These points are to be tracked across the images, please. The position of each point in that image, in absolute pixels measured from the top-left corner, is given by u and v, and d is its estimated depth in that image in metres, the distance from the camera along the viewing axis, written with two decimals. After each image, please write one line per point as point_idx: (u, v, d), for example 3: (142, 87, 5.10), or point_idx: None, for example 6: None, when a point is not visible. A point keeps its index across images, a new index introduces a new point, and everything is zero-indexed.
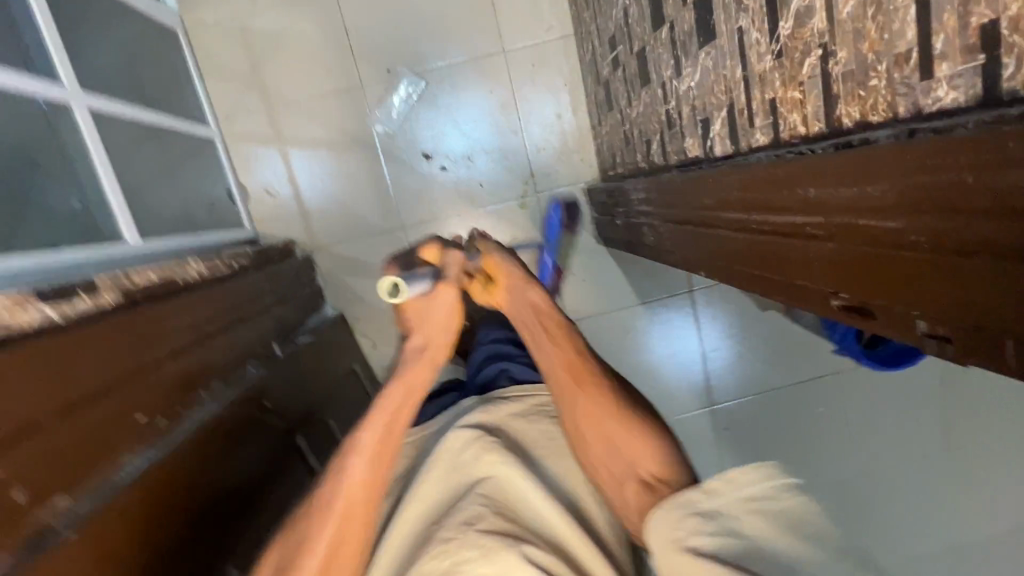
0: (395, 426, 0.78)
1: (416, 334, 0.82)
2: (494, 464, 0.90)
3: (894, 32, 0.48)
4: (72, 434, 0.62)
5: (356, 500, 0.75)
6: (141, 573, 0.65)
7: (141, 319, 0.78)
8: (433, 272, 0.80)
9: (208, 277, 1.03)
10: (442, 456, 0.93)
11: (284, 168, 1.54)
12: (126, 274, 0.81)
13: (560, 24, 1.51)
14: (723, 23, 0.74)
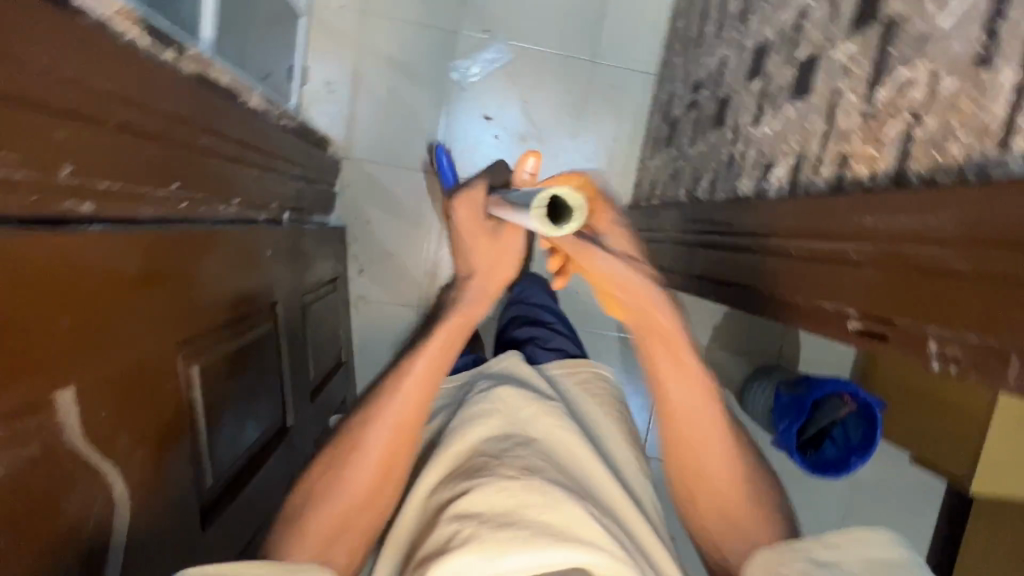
0: (445, 360, 0.76)
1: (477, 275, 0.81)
2: (555, 428, 0.74)
3: (985, 109, 0.57)
4: (136, 154, 0.60)
5: (413, 419, 0.72)
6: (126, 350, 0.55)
7: (209, 105, 0.77)
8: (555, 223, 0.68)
9: (262, 113, 1.01)
10: (498, 405, 0.75)
11: (352, 70, 1.55)
12: (207, 60, 0.79)
13: (649, 61, 1.64)
14: (822, 83, 0.84)
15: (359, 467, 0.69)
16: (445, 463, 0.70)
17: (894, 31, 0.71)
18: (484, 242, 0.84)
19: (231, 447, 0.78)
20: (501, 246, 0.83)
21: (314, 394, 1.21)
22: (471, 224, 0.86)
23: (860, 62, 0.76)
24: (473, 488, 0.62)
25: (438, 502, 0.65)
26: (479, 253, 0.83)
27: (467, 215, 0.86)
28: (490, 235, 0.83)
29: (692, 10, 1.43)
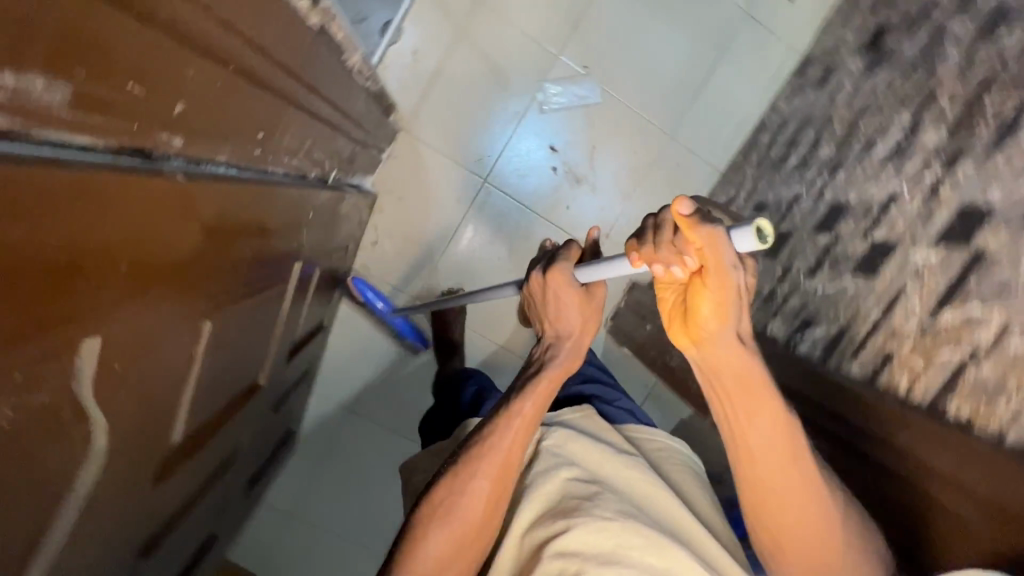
0: (545, 400, 0.84)
1: (569, 316, 0.89)
2: (621, 469, 0.84)
3: None
4: (239, 100, 0.56)
5: (511, 463, 0.79)
6: (162, 302, 0.51)
7: (315, 59, 0.73)
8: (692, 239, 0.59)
9: (356, 73, 0.97)
10: (564, 445, 0.86)
11: (444, 48, 1.50)
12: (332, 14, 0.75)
13: (722, 156, 1.66)
14: (890, 273, 0.87)
15: (463, 507, 0.76)
16: (542, 490, 0.81)
17: (980, 266, 0.73)
18: (577, 306, 0.89)
19: (207, 406, 0.74)
20: (590, 313, 0.90)
21: (290, 356, 1.16)
22: (561, 289, 0.88)
23: (936, 276, 0.79)
24: (567, 530, 0.72)
25: (536, 539, 0.75)
26: (572, 319, 0.89)
27: (560, 282, 0.87)
28: (586, 299, 0.89)
29: (780, 133, 1.46)
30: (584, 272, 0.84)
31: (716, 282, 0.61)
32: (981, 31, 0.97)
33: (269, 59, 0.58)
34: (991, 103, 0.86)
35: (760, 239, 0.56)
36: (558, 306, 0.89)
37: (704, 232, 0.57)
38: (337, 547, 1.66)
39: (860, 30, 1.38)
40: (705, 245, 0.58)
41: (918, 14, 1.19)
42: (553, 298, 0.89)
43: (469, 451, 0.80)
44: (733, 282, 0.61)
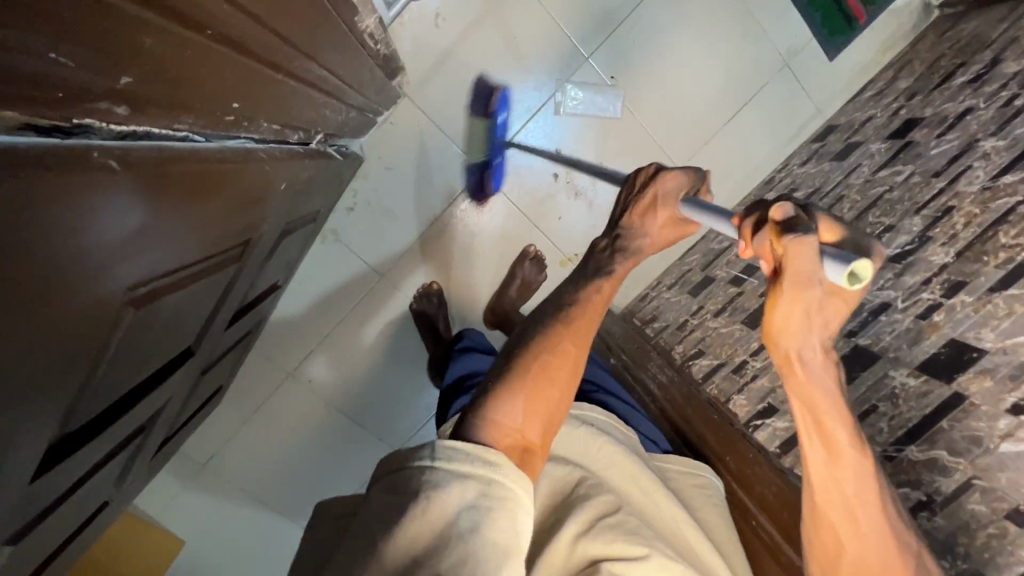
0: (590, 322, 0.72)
1: (653, 220, 0.77)
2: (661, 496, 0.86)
3: (995, 559, 0.63)
4: (204, 65, 0.46)
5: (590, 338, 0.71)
6: (77, 299, 0.42)
7: (308, 20, 0.62)
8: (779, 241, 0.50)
9: (362, 35, 0.86)
10: (612, 462, 0.87)
11: (467, 18, 1.36)
12: None
13: (723, 201, 1.62)
14: (865, 386, 0.86)
15: (554, 383, 0.67)
16: (597, 507, 0.78)
17: (957, 409, 0.73)
18: (665, 215, 0.76)
19: (119, 388, 0.65)
20: (669, 237, 0.78)
21: (232, 320, 1.06)
22: (663, 199, 0.76)
23: (909, 405, 0.78)
24: (633, 556, 0.73)
25: (589, 552, 0.73)
26: (650, 236, 0.78)
27: (666, 190, 0.75)
28: (678, 224, 0.77)
29: (788, 197, 1.43)
30: (685, 205, 0.73)
31: (788, 290, 0.53)
32: (1011, 157, 0.95)
33: (249, 13, 0.48)
34: (1005, 239, 0.84)
35: (853, 277, 0.48)
36: (645, 216, 0.77)
37: (790, 240, 0.49)
38: (249, 509, 1.60)
39: (891, 113, 1.35)
40: (787, 254, 0.50)
41: (954, 116, 1.16)
42: (648, 203, 0.77)
43: (561, 316, 0.71)
44: (811, 296, 0.54)
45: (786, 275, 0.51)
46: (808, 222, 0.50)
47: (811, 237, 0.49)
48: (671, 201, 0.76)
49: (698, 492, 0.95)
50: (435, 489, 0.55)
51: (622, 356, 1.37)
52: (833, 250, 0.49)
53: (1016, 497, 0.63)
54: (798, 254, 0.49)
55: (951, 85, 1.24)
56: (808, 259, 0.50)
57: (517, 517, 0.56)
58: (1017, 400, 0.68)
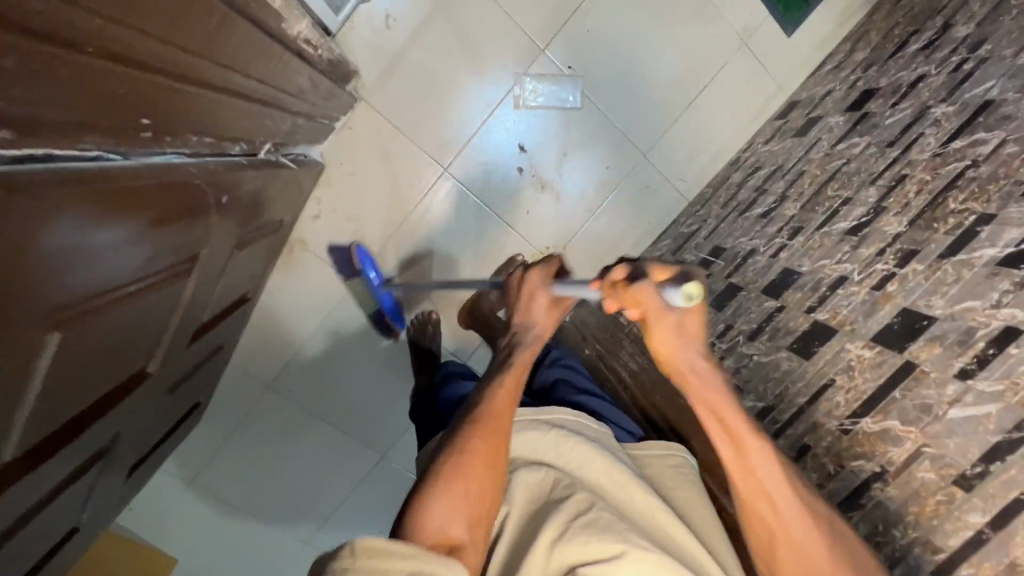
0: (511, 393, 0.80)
1: (539, 314, 0.86)
2: (637, 490, 0.82)
3: (943, 527, 0.64)
4: (84, 86, 0.44)
5: (505, 423, 0.77)
6: None
7: (224, 32, 0.62)
8: (636, 286, 0.61)
9: (295, 41, 0.85)
10: (575, 461, 0.84)
11: (419, 17, 1.35)
12: None
13: (691, 185, 1.62)
14: (823, 360, 0.86)
15: (475, 448, 0.75)
16: (562, 509, 0.75)
17: (909, 377, 0.73)
18: (545, 306, 0.85)
19: (59, 413, 0.65)
20: (556, 318, 0.87)
21: (194, 338, 1.06)
22: (536, 290, 0.85)
23: (865, 376, 0.78)
24: (610, 558, 0.71)
25: (565, 561, 0.72)
26: (540, 319, 0.86)
27: (536, 280, 0.85)
28: (558, 304, 0.86)
29: (752, 175, 1.43)
30: (557, 287, 0.82)
31: (660, 326, 0.63)
32: (961, 124, 0.95)
33: (131, 26, 0.46)
34: (954, 204, 0.85)
35: (686, 297, 0.57)
36: (528, 305, 0.86)
37: (636, 288, 0.61)
38: (237, 523, 1.59)
39: (849, 86, 1.35)
40: (634, 296, 0.61)
41: (907, 84, 1.16)
42: (525, 297, 0.86)
43: (467, 412, 0.78)
44: (670, 321, 0.63)
45: (658, 310, 0.61)
46: (641, 269, 0.63)
47: (645, 280, 0.61)
48: (542, 288, 0.85)
49: (673, 473, 0.91)
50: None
51: (596, 346, 1.33)
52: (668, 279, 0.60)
53: (963, 462, 0.63)
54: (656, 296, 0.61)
55: (905, 53, 1.24)
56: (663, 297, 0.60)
57: None
58: (964, 365, 0.68)
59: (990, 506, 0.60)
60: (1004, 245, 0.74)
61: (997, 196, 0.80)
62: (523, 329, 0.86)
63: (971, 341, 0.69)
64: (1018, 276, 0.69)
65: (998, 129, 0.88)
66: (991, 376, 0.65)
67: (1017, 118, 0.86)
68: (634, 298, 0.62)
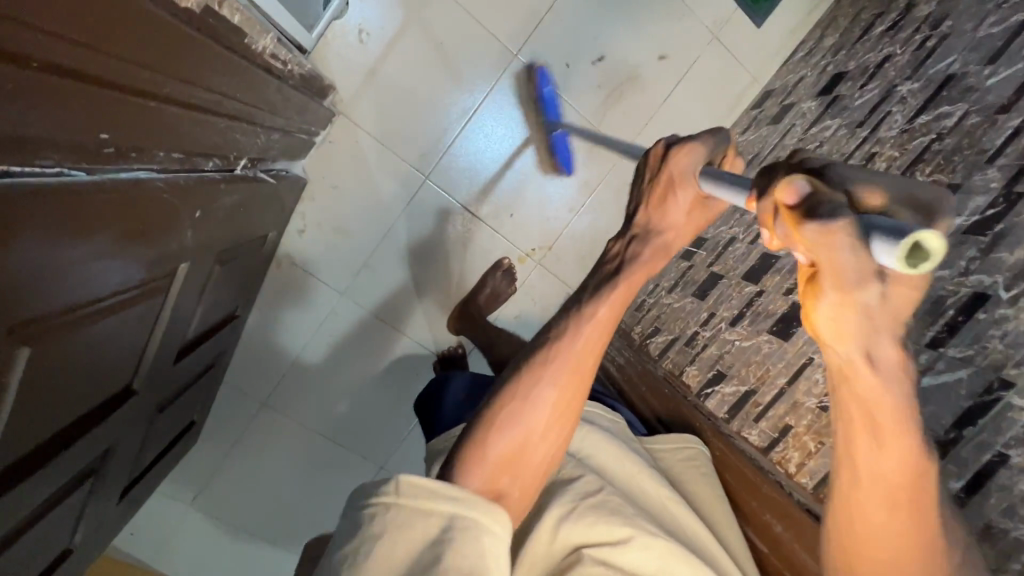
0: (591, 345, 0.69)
1: (674, 215, 0.71)
2: (644, 479, 0.83)
3: None
4: (47, 103, 0.46)
5: (580, 384, 0.69)
6: None
7: (190, 52, 0.64)
8: (815, 225, 0.42)
9: (261, 56, 0.87)
10: (588, 448, 0.84)
11: (393, 30, 1.38)
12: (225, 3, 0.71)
13: None
14: (801, 339, 0.86)
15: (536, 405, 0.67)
16: (571, 489, 0.75)
17: None
18: (687, 204, 0.71)
19: (38, 431, 0.66)
20: (698, 221, 0.72)
21: (180, 355, 1.07)
22: (678, 180, 0.69)
23: None
24: (617, 541, 0.69)
25: (571, 540, 0.70)
26: (676, 222, 0.72)
27: (682, 169, 0.69)
28: (704, 204, 0.71)
29: None
30: (706, 182, 0.66)
31: (835, 289, 0.45)
32: (925, 99, 0.97)
33: (96, 46, 0.48)
34: (921, 177, 0.86)
35: (906, 259, 0.39)
36: (665, 202, 0.71)
37: (812, 231, 0.42)
38: (236, 543, 1.59)
39: (820, 71, 1.36)
40: (813, 244, 0.42)
41: (874, 65, 1.17)
42: (663, 187, 0.71)
43: (546, 350, 0.69)
44: (865, 293, 0.45)
45: (842, 271, 0.43)
46: (833, 201, 0.43)
47: (841, 217, 0.41)
48: (689, 180, 0.69)
49: (686, 467, 0.90)
50: (403, 525, 0.58)
51: None
52: (879, 227, 0.41)
53: (937, 430, 0.64)
54: (848, 249, 0.42)
55: (872, 35, 1.25)
56: (854, 251, 0.42)
57: (482, 545, 0.59)
58: (935, 334, 0.68)
59: (964, 471, 0.62)
60: (971, 213, 0.74)
61: (962, 166, 0.81)
62: (650, 233, 0.73)
63: (942, 309, 0.69)
64: (984, 242, 0.70)
65: (961, 101, 0.89)
66: (961, 343, 0.65)
67: (979, 90, 0.87)
68: (804, 248, 0.44)
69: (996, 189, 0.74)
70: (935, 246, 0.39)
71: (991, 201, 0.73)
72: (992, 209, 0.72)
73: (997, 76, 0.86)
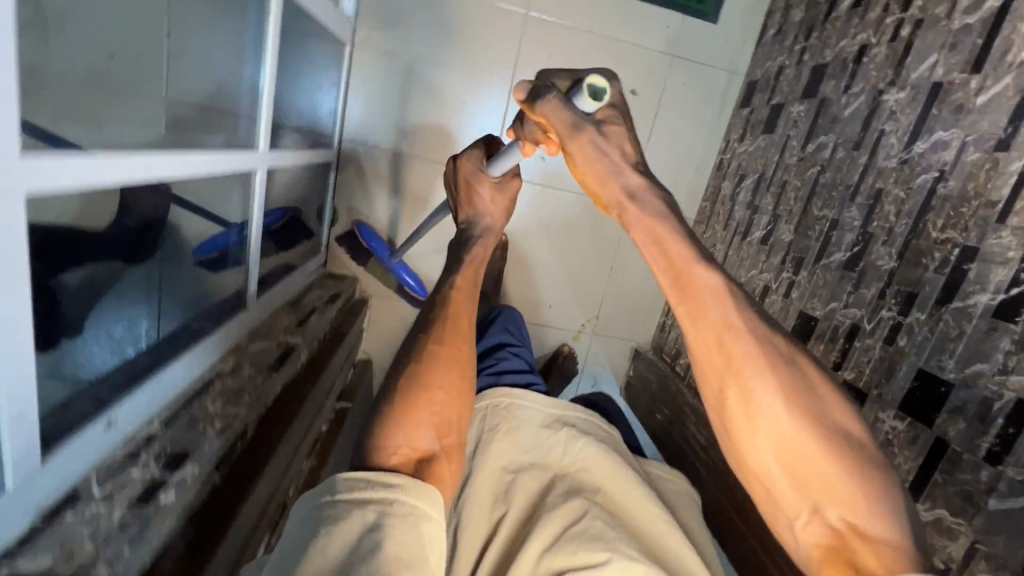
0: (462, 325, 0.80)
1: (495, 196, 0.90)
2: (639, 501, 0.84)
3: None
4: None
5: (458, 341, 0.78)
6: None
7: (278, 453, 0.79)
8: (536, 91, 0.59)
9: (308, 365, 1.02)
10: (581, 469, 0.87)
11: (381, 207, 1.48)
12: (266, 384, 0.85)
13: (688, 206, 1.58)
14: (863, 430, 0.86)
15: (431, 362, 0.74)
16: (548, 520, 0.77)
17: (944, 458, 0.72)
18: (491, 191, 0.90)
19: None
20: (504, 204, 0.92)
21: None
22: (471, 176, 0.91)
23: (904, 454, 0.78)
24: (599, 563, 0.71)
25: (553, 565, 0.72)
26: (488, 209, 0.91)
27: (469, 168, 0.91)
28: (500, 188, 0.90)
29: (740, 186, 1.38)
30: (492, 171, 0.88)
31: (574, 137, 0.59)
32: (916, 117, 0.88)
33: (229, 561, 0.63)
34: (935, 231, 0.81)
35: (591, 92, 0.58)
36: (472, 197, 0.91)
37: (538, 100, 0.59)
38: None
39: (797, 60, 1.25)
40: (542, 109, 0.59)
41: (853, 59, 1.06)
42: (465, 188, 0.91)
43: (422, 334, 0.77)
44: (589, 135, 0.59)
45: (562, 124, 0.59)
46: (541, 82, 0.61)
47: (547, 87, 0.60)
48: (478, 177, 0.91)
49: (675, 495, 0.94)
50: (334, 521, 0.51)
51: (665, 408, 1.47)
52: (570, 89, 0.59)
53: (1013, 567, 0.62)
54: (553, 96, 0.59)
55: (840, 13, 1.13)
56: (560, 101, 0.59)
57: (422, 532, 0.54)
58: (990, 446, 0.67)
59: None
60: (995, 290, 0.71)
61: (974, 223, 0.75)
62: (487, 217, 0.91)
63: (990, 417, 0.68)
64: (1016, 333, 0.67)
65: (954, 126, 0.81)
66: (1018, 463, 0.64)
67: (970, 112, 0.79)
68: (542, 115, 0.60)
69: (1014, 260, 0.69)
70: (607, 85, 0.58)
71: (1013, 276, 0.69)
72: (1016, 288, 0.68)
73: (988, 93, 0.77)
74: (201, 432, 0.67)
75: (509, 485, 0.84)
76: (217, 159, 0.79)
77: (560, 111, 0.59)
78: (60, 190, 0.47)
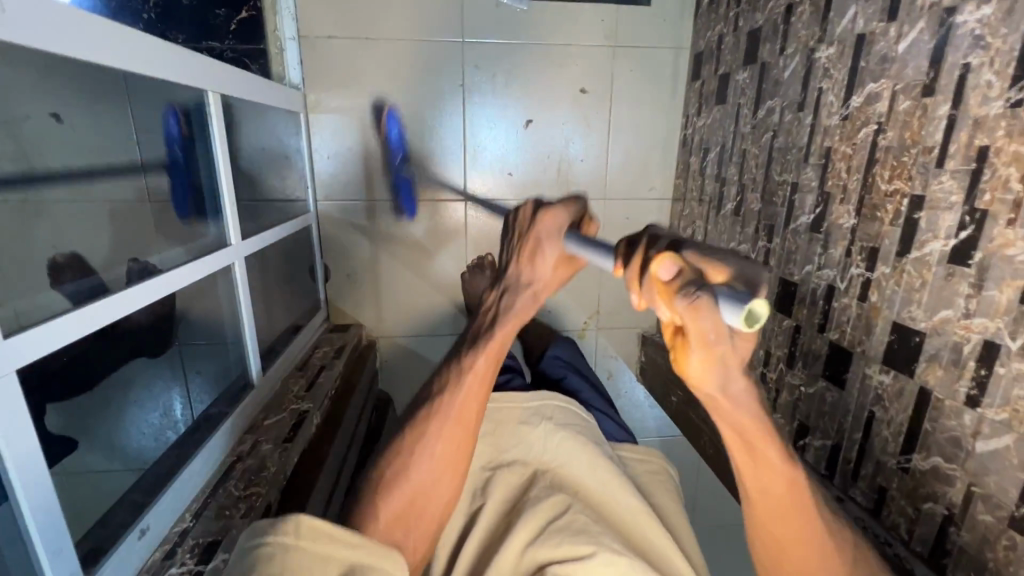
0: (489, 370, 0.70)
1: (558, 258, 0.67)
2: (624, 493, 0.77)
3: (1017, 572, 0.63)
4: None
5: (478, 400, 0.69)
6: None
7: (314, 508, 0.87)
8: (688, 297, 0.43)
9: (325, 419, 1.08)
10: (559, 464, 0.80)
11: (367, 254, 1.53)
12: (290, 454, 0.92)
13: (663, 187, 1.58)
14: (856, 386, 0.87)
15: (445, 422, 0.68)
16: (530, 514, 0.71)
17: (930, 405, 0.73)
18: (557, 264, 0.68)
19: None
20: (566, 275, 0.70)
21: None
22: (543, 239, 0.67)
23: (894, 406, 0.79)
24: (581, 557, 0.65)
25: (539, 558, 0.67)
26: (546, 277, 0.69)
27: (547, 228, 0.67)
28: (570, 260, 0.68)
29: (706, 161, 1.38)
30: (572, 243, 0.64)
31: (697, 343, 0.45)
32: (849, 71, 0.88)
33: None
34: (884, 184, 0.81)
35: (748, 318, 0.40)
36: (535, 259, 0.68)
37: (679, 301, 0.43)
38: None
39: (733, 27, 1.24)
40: (680, 314, 0.43)
41: (782, 19, 1.06)
42: (529, 245, 0.68)
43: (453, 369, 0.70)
44: (720, 347, 0.45)
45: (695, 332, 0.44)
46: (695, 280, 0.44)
47: (701, 292, 0.42)
48: (553, 241, 0.67)
49: (653, 479, 0.89)
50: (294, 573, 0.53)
51: (678, 389, 1.49)
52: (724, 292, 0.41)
53: (1008, 505, 0.64)
54: (703, 308, 0.42)
55: None
56: (702, 314, 0.42)
57: None
58: (968, 390, 0.69)
59: None
60: (947, 236, 0.71)
61: (916, 171, 0.75)
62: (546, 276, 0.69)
63: (963, 361, 0.69)
64: (971, 276, 0.68)
65: (883, 76, 0.81)
66: (994, 405, 0.65)
67: (895, 60, 0.79)
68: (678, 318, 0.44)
69: (957, 204, 0.69)
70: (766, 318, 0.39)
71: (960, 220, 0.69)
72: (964, 232, 0.69)
73: (907, 39, 0.77)
74: (228, 518, 0.74)
75: (487, 480, 0.80)
76: (193, 269, 0.85)
77: (705, 321, 0.43)
78: (35, 359, 0.56)
